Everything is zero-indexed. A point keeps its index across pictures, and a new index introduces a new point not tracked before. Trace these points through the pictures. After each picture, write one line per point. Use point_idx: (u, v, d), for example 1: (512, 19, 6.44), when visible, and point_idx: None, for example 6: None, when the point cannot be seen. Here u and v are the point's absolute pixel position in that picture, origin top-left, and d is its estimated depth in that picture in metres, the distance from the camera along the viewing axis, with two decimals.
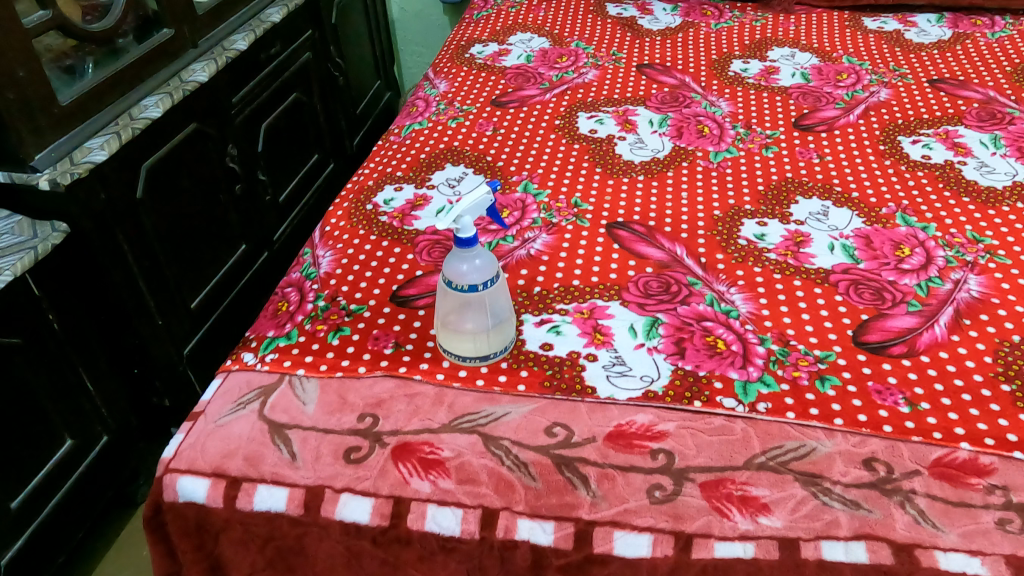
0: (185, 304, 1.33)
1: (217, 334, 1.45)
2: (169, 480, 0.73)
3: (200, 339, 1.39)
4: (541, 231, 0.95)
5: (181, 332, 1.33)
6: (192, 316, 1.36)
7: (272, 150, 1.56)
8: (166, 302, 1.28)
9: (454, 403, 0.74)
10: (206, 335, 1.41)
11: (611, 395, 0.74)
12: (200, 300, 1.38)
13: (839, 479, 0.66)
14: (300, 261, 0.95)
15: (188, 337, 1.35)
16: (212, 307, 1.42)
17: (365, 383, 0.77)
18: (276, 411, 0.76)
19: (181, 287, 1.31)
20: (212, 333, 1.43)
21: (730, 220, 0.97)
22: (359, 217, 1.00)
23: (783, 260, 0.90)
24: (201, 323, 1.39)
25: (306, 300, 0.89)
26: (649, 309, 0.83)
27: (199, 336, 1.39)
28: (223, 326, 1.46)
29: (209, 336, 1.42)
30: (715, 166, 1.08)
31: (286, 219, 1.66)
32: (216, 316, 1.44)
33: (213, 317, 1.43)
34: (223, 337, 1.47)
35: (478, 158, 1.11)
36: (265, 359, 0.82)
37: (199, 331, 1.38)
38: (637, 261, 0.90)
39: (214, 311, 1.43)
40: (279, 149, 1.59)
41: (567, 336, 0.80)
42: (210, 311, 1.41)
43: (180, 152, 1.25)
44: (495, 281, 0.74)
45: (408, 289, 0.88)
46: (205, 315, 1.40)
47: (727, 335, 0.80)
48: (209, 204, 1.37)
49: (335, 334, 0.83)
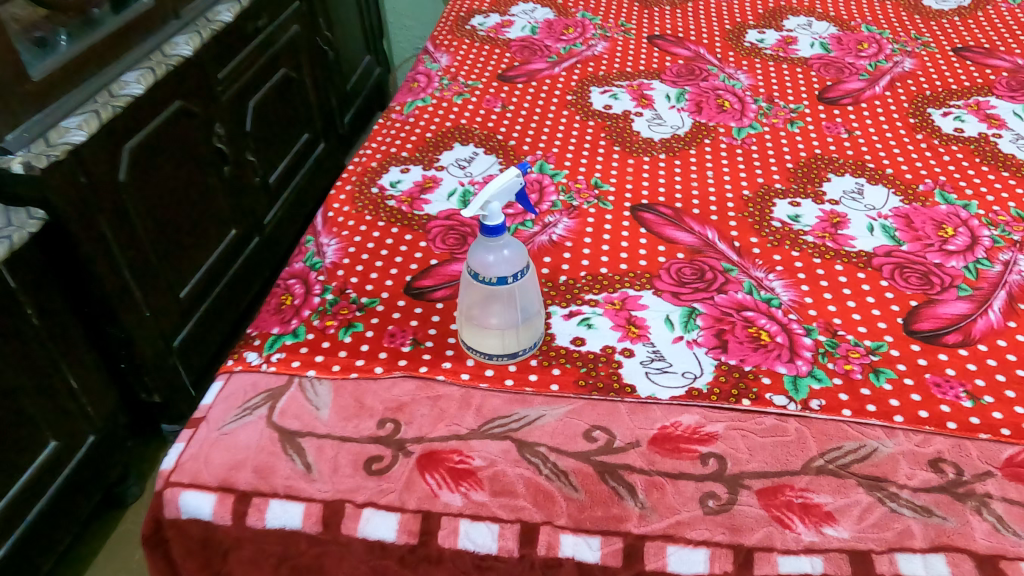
0: (173, 294, 1.25)
1: (208, 326, 1.37)
2: (169, 495, 0.66)
3: (190, 330, 1.31)
4: (562, 215, 0.88)
5: (169, 324, 1.25)
6: (180, 307, 1.28)
7: (261, 129, 1.48)
8: (153, 292, 1.20)
9: (482, 407, 0.68)
10: (195, 327, 1.33)
11: (652, 394, 0.68)
12: (189, 290, 1.30)
13: (906, 484, 0.61)
14: (302, 249, 0.88)
15: (177, 329, 1.28)
16: (201, 296, 1.34)
17: (383, 385, 0.71)
18: (286, 417, 0.70)
19: (168, 276, 1.24)
20: (202, 324, 1.35)
21: (761, 200, 0.91)
22: (364, 202, 0.93)
23: (821, 243, 0.85)
24: (190, 314, 1.31)
25: (311, 293, 0.82)
26: (684, 299, 0.77)
27: (189, 328, 1.31)
28: (214, 317, 1.39)
29: (199, 327, 1.34)
30: (739, 143, 1.02)
31: (277, 201, 1.57)
32: (206, 305, 1.36)
33: (203, 307, 1.35)
34: (215, 328, 1.40)
35: (488, 137, 1.04)
36: (271, 359, 0.75)
37: (188, 322, 1.31)
38: (667, 246, 0.83)
39: (204, 300, 1.35)
40: (268, 128, 1.51)
41: (599, 330, 0.74)
42: (200, 301, 1.34)
43: (164, 132, 1.17)
44: (524, 273, 0.67)
45: (423, 280, 0.81)
46: (195, 306, 1.32)
47: (772, 327, 0.74)
48: (197, 189, 1.29)
49: (347, 331, 0.76)
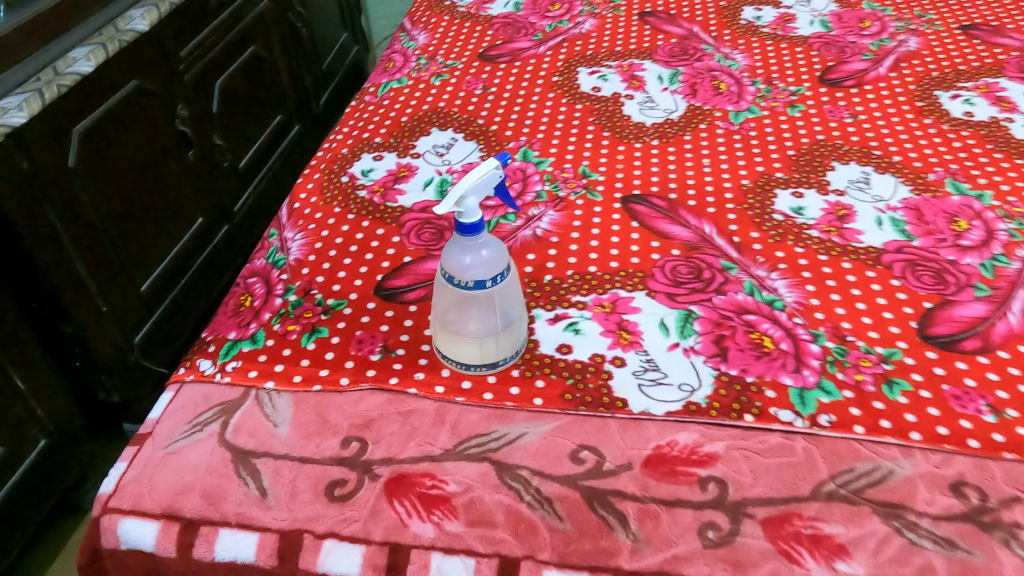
0: (133, 287, 1.18)
1: (174, 319, 1.30)
2: (107, 522, 0.61)
3: (152, 325, 1.24)
4: (547, 207, 0.81)
5: (129, 318, 1.18)
6: (142, 300, 1.21)
7: (228, 110, 1.40)
8: (111, 285, 1.13)
9: (458, 423, 0.61)
10: (158, 321, 1.25)
11: (646, 409, 0.61)
12: (151, 282, 1.22)
13: (926, 511, 0.55)
14: (265, 244, 0.81)
15: (138, 324, 1.20)
16: (165, 289, 1.27)
17: (349, 398, 0.64)
18: (240, 434, 0.63)
19: (128, 268, 1.16)
20: (166, 318, 1.27)
21: (762, 190, 0.84)
22: (333, 193, 0.86)
23: (827, 238, 0.78)
24: (153, 308, 1.24)
25: (273, 294, 0.75)
26: (680, 301, 0.70)
27: (152, 322, 1.24)
28: (179, 310, 1.31)
29: (163, 321, 1.27)
30: (737, 128, 0.95)
31: (248, 187, 1.49)
32: (170, 298, 1.28)
33: (167, 300, 1.27)
34: (180, 322, 1.32)
35: (467, 122, 0.97)
36: (225, 368, 0.68)
37: (151, 317, 1.23)
38: (661, 242, 0.77)
39: (169, 293, 1.27)
40: (236, 110, 1.42)
41: (588, 336, 0.67)
42: (164, 293, 1.26)
43: (120, 114, 1.10)
44: (504, 276, 0.60)
45: (395, 280, 0.74)
46: (158, 299, 1.25)
47: (776, 333, 0.68)
48: (158, 174, 1.21)
49: (310, 337, 0.69)
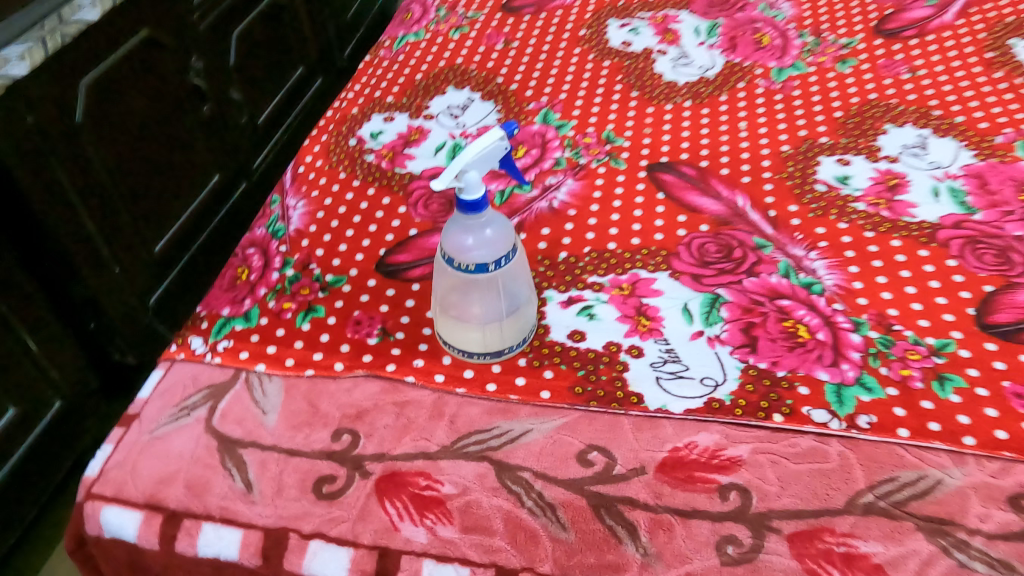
0: (147, 247, 1.15)
1: (190, 280, 1.27)
2: (90, 509, 0.57)
3: (167, 287, 1.21)
4: (566, 175, 0.75)
5: (143, 280, 1.15)
6: (156, 261, 1.18)
7: (247, 64, 1.34)
8: (123, 245, 1.10)
9: (457, 417, 0.57)
10: (173, 282, 1.23)
11: (663, 406, 0.56)
12: (165, 243, 1.20)
13: (978, 528, 0.49)
14: (266, 212, 0.76)
15: (153, 286, 1.18)
16: (180, 249, 1.24)
17: (342, 386, 0.60)
18: (227, 421, 0.59)
19: (140, 228, 1.13)
20: (182, 279, 1.25)
21: (804, 157, 0.77)
22: (339, 156, 0.80)
23: (875, 212, 0.70)
24: (167, 269, 1.21)
25: (270, 267, 0.70)
26: (706, 284, 0.64)
27: (167, 284, 1.21)
28: (196, 270, 1.29)
29: (178, 283, 1.24)
30: (779, 86, 0.87)
31: (268, 144, 1.45)
32: (186, 259, 1.26)
33: (183, 261, 1.25)
34: (198, 283, 1.30)
35: (486, 80, 0.90)
36: (216, 348, 0.64)
37: (166, 278, 1.21)
38: (689, 216, 0.70)
39: (184, 253, 1.25)
40: (255, 64, 1.37)
41: (602, 323, 0.61)
42: (179, 254, 1.23)
43: (130, 67, 1.05)
44: (507, 259, 0.55)
45: (398, 255, 0.69)
46: (173, 259, 1.22)
47: (812, 321, 0.61)
48: (172, 130, 1.17)
49: (305, 317, 0.65)
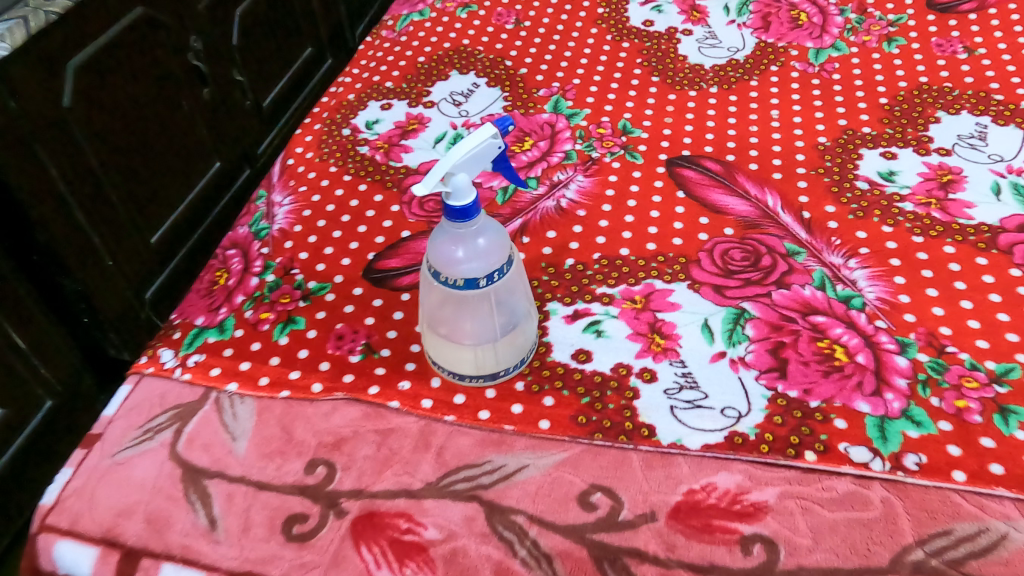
0: (142, 238, 1.09)
1: (191, 270, 1.22)
2: (42, 542, 0.49)
3: (167, 278, 1.16)
4: (576, 171, 0.68)
5: (139, 272, 1.10)
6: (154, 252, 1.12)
7: (250, 44, 1.28)
8: (116, 237, 1.04)
9: (445, 449, 0.50)
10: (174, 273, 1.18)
11: (677, 441, 0.49)
12: (163, 233, 1.14)
13: None
14: (251, 208, 0.69)
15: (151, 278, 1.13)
16: (180, 239, 1.18)
17: (321, 410, 0.53)
18: (193, 447, 0.53)
19: (135, 219, 1.07)
20: (183, 270, 1.20)
21: (843, 150, 0.69)
22: (330, 148, 0.74)
23: (924, 213, 0.62)
24: (167, 259, 1.16)
25: (250, 272, 0.64)
26: (730, 296, 0.57)
27: (166, 275, 1.16)
28: (198, 260, 1.23)
29: (179, 273, 1.19)
30: (817, 70, 0.79)
31: (270, 131, 1.38)
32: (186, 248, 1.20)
33: (183, 251, 1.20)
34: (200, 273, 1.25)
35: (494, 63, 0.83)
36: (186, 363, 0.58)
37: (165, 269, 1.16)
38: (712, 217, 0.63)
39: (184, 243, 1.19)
40: (258, 46, 1.30)
41: (611, 341, 0.55)
42: (178, 244, 1.18)
43: (125, 46, 0.98)
44: (501, 273, 0.48)
45: (388, 260, 0.62)
46: (172, 249, 1.17)
47: (851, 342, 0.54)
48: (169, 115, 1.10)
49: (284, 330, 0.58)
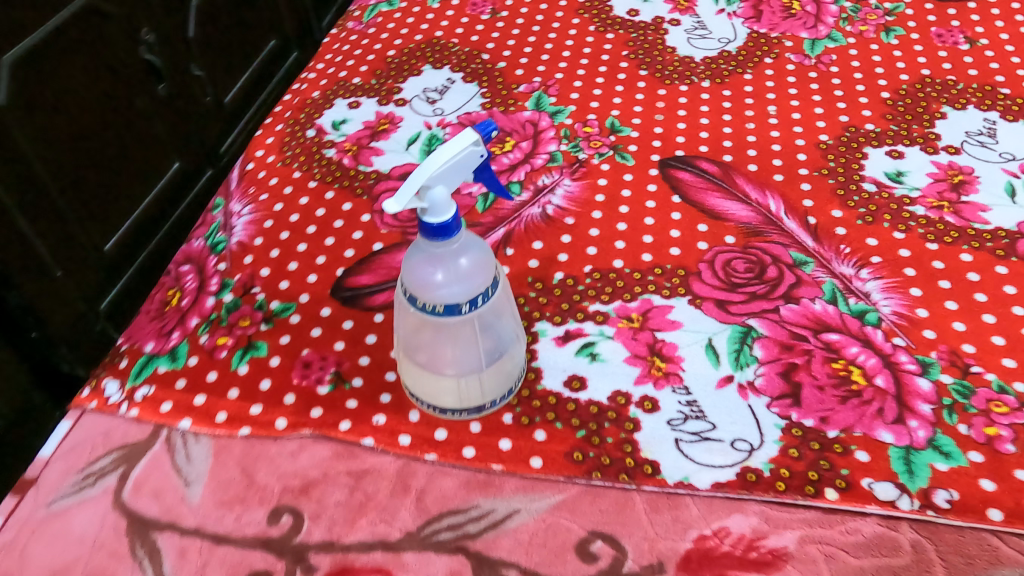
0: (72, 252, 0.90)
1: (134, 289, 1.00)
2: None
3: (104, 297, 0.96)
4: (563, 174, 0.63)
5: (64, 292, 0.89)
6: (94, 266, 0.94)
7: (208, 23, 1.10)
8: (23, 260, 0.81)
9: (427, 493, 0.45)
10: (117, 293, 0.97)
11: (684, 479, 0.44)
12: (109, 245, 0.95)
13: None
14: (207, 218, 0.63)
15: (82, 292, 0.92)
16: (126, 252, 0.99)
17: (286, 449, 0.48)
18: (141, 493, 0.47)
19: (76, 230, 0.90)
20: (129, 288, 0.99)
21: (847, 148, 0.64)
22: (294, 151, 0.68)
23: (937, 217, 0.58)
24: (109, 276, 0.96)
25: (206, 290, 0.57)
26: (735, 313, 0.52)
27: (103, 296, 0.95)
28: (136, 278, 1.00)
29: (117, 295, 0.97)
30: (813, 61, 0.74)
31: (244, 115, 1.23)
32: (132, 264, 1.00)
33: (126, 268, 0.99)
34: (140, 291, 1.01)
35: (470, 57, 0.77)
36: (134, 397, 0.51)
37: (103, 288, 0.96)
38: (711, 224, 0.58)
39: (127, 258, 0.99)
40: (222, 22, 1.14)
41: (607, 366, 0.50)
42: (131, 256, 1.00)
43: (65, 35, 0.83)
44: (486, 297, 0.43)
45: (359, 277, 0.57)
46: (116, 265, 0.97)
47: (868, 363, 0.49)
48: (123, 116, 0.94)
49: (243, 356, 0.52)
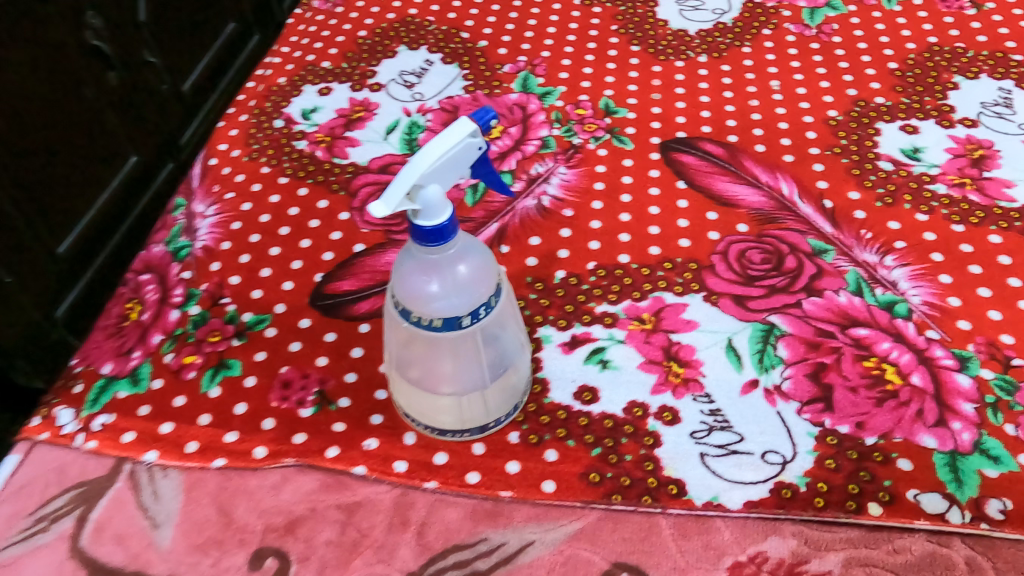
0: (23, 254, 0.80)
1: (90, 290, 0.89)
2: None
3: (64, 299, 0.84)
4: (557, 162, 0.58)
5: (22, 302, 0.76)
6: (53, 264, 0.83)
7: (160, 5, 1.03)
8: None
9: (428, 527, 0.40)
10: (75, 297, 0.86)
11: (713, 499, 0.40)
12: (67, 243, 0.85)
13: None
14: (167, 221, 0.57)
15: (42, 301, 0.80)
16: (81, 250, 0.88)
17: (267, 482, 0.43)
18: (102, 539, 0.41)
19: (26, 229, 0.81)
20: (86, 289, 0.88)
21: (858, 124, 0.60)
22: (261, 143, 0.62)
23: (960, 196, 0.54)
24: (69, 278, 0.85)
25: (169, 302, 0.52)
26: (754, 309, 0.48)
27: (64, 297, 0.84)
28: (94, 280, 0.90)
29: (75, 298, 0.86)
30: (814, 32, 0.69)
31: (206, 102, 1.15)
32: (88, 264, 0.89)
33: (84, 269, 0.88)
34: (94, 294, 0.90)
35: (448, 36, 0.71)
36: (90, 427, 0.46)
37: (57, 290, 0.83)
38: (720, 212, 0.53)
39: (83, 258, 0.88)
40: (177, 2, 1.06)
41: (620, 374, 0.45)
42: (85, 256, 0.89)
43: None
44: (489, 308, 0.38)
45: (340, 283, 0.52)
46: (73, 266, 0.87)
47: (902, 359, 0.45)
48: (71, 107, 0.87)
49: (214, 377, 0.47)
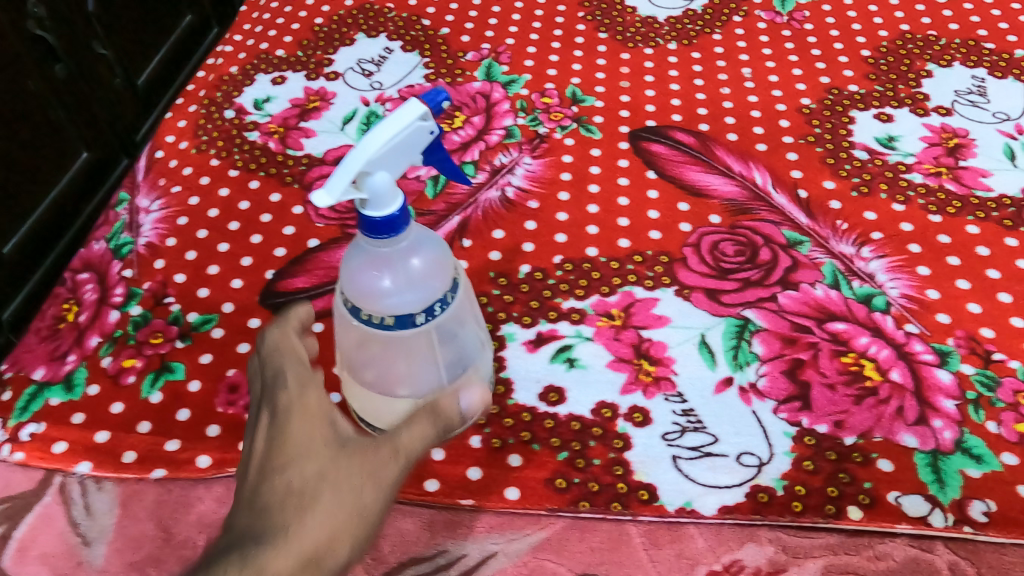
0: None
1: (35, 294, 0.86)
2: None
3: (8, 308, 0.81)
4: (521, 152, 0.55)
5: None
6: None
7: None
8: None
9: (382, 538, 0.38)
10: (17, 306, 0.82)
11: (687, 505, 0.38)
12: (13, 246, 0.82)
13: None
14: (109, 217, 0.54)
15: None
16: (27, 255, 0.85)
17: (211, 495, 0.40)
18: (27, 560, 0.38)
19: None
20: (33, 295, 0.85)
21: (831, 112, 0.58)
22: (210, 135, 0.59)
23: (936, 185, 0.52)
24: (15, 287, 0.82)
25: (109, 302, 0.49)
26: (729, 304, 0.46)
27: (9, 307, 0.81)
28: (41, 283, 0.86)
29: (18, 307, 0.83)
30: (786, 19, 0.68)
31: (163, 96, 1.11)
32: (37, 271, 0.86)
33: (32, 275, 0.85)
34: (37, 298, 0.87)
35: (409, 23, 0.68)
36: (18, 436, 0.42)
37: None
38: (692, 203, 0.51)
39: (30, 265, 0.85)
40: None
41: (588, 373, 0.43)
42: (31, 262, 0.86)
43: None
44: (445, 304, 0.36)
45: (292, 280, 0.49)
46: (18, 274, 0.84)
47: (881, 355, 0.43)
48: (12, 99, 0.83)
49: (155, 382, 0.44)
